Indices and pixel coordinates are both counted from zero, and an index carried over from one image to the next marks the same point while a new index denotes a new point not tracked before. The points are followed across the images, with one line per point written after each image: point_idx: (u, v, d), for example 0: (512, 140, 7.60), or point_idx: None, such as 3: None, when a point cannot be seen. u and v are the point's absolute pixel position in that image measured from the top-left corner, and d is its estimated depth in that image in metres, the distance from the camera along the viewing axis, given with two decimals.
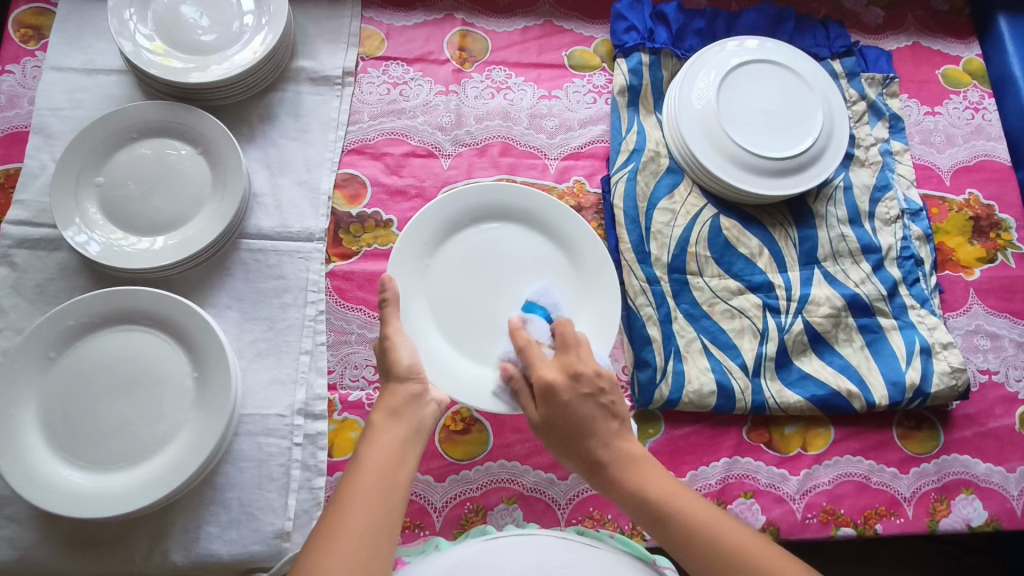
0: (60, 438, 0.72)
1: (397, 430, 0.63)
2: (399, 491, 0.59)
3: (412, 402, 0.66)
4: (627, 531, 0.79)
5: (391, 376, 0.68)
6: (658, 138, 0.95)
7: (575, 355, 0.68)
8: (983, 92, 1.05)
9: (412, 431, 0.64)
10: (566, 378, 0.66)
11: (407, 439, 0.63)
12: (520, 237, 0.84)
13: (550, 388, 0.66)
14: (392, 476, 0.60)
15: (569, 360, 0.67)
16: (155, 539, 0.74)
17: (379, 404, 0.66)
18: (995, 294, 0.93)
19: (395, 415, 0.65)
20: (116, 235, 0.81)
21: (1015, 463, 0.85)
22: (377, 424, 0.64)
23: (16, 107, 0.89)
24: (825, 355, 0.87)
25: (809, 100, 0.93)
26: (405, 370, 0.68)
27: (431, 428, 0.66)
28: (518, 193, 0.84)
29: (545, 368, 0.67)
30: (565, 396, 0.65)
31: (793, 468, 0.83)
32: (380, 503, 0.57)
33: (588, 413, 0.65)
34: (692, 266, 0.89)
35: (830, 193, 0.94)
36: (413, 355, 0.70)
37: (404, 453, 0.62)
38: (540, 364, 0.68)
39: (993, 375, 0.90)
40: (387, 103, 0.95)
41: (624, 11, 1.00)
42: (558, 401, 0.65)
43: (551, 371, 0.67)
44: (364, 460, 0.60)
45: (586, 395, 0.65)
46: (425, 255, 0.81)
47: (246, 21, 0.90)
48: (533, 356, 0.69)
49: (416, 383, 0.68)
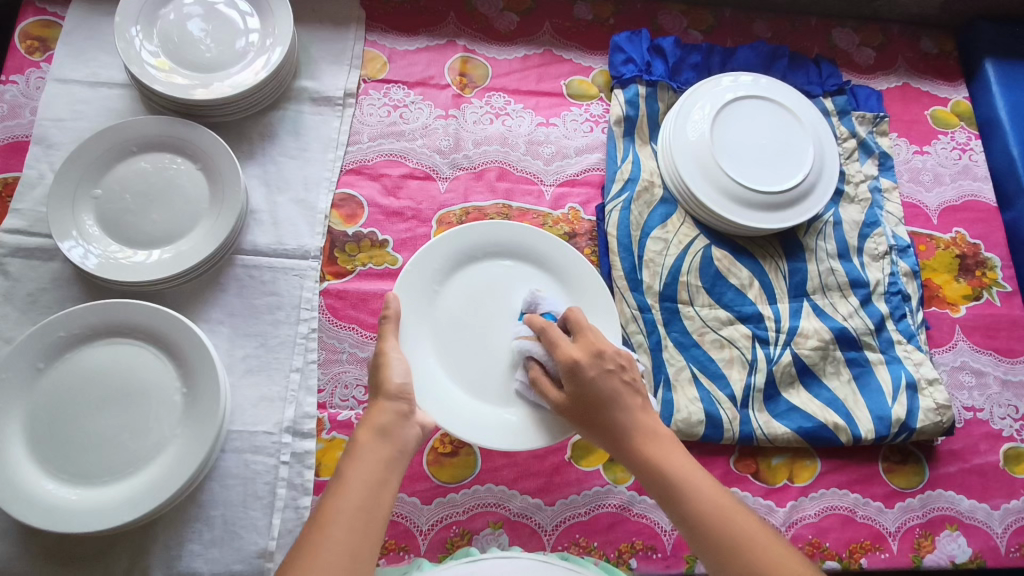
0: (44, 450, 0.71)
1: (383, 449, 0.63)
2: (381, 510, 0.59)
3: (400, 421, 0.66)
4: (613, 559, 0.78)
5: (381, 392, 0.68)
6: (653, 167, 0.96)
7: (591, 335, 0.70)
8: (970, 133, 1.08)
9: (398, 450, 0.64)
10: (590, 357, 0.68)
11: (393, 458, 0.63)
12: (531, 278, 0.85)
13: (574, 366, 0.68)
14: (377, 495, 0.60)
15: (586, 339, 0.70)
16: (136, 556, 0.73)
17: (366, 421, 0.66)
18: (980, 331, 0.95)
19: (383, 434, 0.64)
20: (113, 248, 0.81)
21: (1000, 501, 0.86)
22: (364, 442, 0.64)
23: (19, 117, 0.90)
24: (813, 388, 0.88)
25: (800, 136, 0.95)
26: (396, 389, 0.68)
27: (414, 450, 0.66)
28: (534, 235, 0.85)
29: (559, 349, 0.69)
30: (590, 372, 0.67)
31: (780, 500, 0.83)
32: (360, 524, 0.57)
33: (612, 387, 0.67)
34: (683, 295, 0.90)
35: (820, 227, 0.96)
36: (404, 375, 0.70)
37: (388, 473, 0.62)
38: (561, 345, 0.70)
39: (978, 413, 0.91)
40: (387, 125, 0.97)
41: (623, 43, 1.02)
42: (582, 377, 0.67)
43: (575, 352, 0.69)
44: (350, 474, 0.60)
45: (610, 370, 0.68)
46: (435, 280, 0.82)
47: (251, 40, 0.91)
48: (555, 337, 0.71)
49: (404, 403, 0.68)
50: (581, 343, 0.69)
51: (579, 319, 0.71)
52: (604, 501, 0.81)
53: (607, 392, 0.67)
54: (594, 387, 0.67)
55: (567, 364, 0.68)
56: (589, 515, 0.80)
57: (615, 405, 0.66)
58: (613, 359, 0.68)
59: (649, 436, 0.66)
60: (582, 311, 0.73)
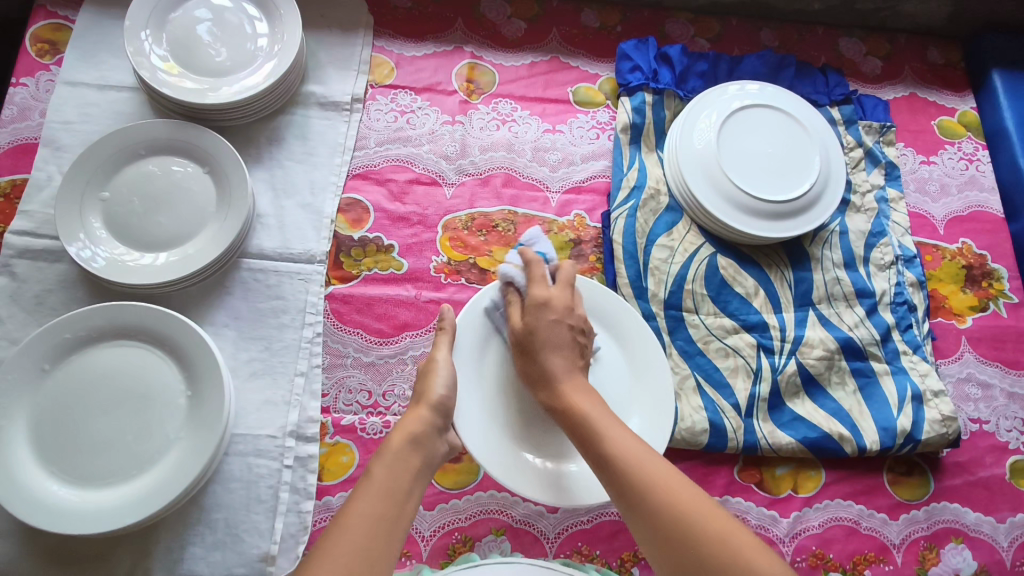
0: (49, 453, 0.71)
1: (413, 458, 0.65)
2: (403, 518, 0.60)
3: (433, 434, 0.68)
4: (615, 567, 0.78)
5: (423, 400, 0.70)
6: (659, 175, 0.96)
7: (570, 293, 0.76)
8: (977, 144, 1.08)
9: (425, 462, 0.66)
10: (563, 306, 0.74)
11: (420, 470, 0.65)
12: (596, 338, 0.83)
13: (544, 302, 0.74)
14: (401, 503, 0.61)
15: (567, 294, 0.76)
16: (138, 558, 0.73)
17: (399, 428, 0.67)
18: (986, 342, 0.94)
19: (414, 444, 0.66)
20: (119, 250, 0.82)
21: (1005, 514, 0.85)
22: (394, 449, 0.65)
23: (27, 119, 0.90)
24: (817, 398, 0.88)
25: (808, 146, 0.95)
26: (437, 400, 0.70)
27: (439, 464, 0.68)
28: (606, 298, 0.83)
29: (537, 289, 0.75)
30: (553, 316, 0.73)
31: (783, 510, 0.83)
32: (382, 526, 0.58)
33: (563, 336, 0.73)
34: (688, 303, 0.90)
35: (826, 237, 0.95)
36: (447, 388, 0.71)
37: (414, 483, 0.64)
38: (540, 283, 0.75)
39: (984, 425, 0.90)
40: (394, 130, 0.97)
41: (630, 51, 1.02)
42: (542, 317, 0.73)
43: (546, 292, 0.75)
44: (379, 477, 0.62)
45: (563, 319, 0.73)
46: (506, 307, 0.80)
47: (260, 45, 0.92)
48: (538, 272, 0.76)
49: (441, 417, 0.70)
50: (560, 292, 0.76)
51: (568, 275, 0.77)
52: (606, 509, 0.80)
53: (555, 338, 0.72)
54: (547, 329, 0.72)
55: (539, 299, 0.74)
56: (592, 523, 0.80)
57: (560, 351, 0.72)
58: (577, 320, 0.75)
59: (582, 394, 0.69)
60: (574, 269, 0.79)
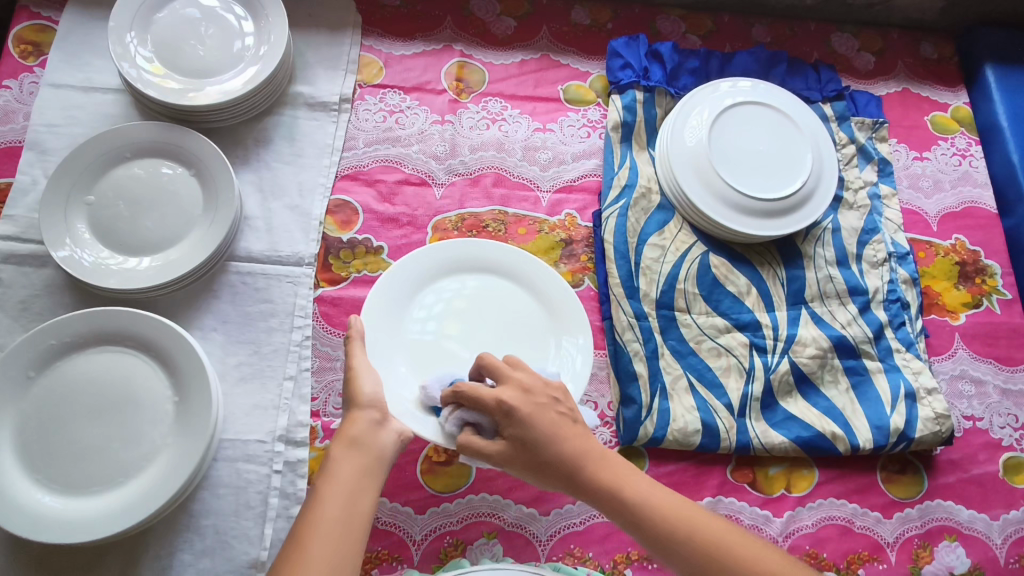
0: (35, 460, 0.71)
1: (358, 458, 0.63)
2: (359, 520, 0.59)
3: (373, 430, 0.66)
4: (608, 569, 0.78)
5: (353, 404, 0.68)
6: (650, 174, 0.96)
7: (517, 373, 0.66)
8: (971, 139, 1.07)
9: (373, 458, 0.64)
10: (521, 394, 0.64)
11: (369, 466, 0.63)
12: (508, 295, 0.84)
13: (506, 409, 0.63)
14: (353, 504, 0.60)
15: (515, 377, 0.65)
16: (126, 566, 0.72)
17: (339, 433, 0.66)
18: (980, 339, 0.94)
19: (355, 446, 0.64)
20: (105, 254, 0.81)
21: (999, 511, 0.85)
22: (337, 455, 0.63)
23: (11, 122, 0.89)
24: (811, 397, 0.87)
25: (800, 143, 0.94)
26: (368, 399, 0.68)
27: (394, 454, 0.66)
28: (498, 251, 0.84)
29: (489, 399, 0.64)
30: (525, 411, 0.63)
31: (777, 510, 0.83)
32: (339, 535, 0.57)
33: (548, 422, 0.63)
34: (681, 302, 0.89)
35: (819, 234, 0.95)
36: (375, 385, 0.69)
37: (364, 481, 0.62)
38: (484, 394, 0.64)
39: (977, 422, 0.90)
40: (383, 130, 0.96)
41: (620, 48, 1.01)
42: (519, 419, 0.62)
43: (507, 393, 0.64)
44: (329, 487, 0.60)
45: (542, 404, 0.64)
46: (410, 288, 0.82)
47: (247, 44, 0.91)
48: (478, 391, 0.65)
49: (375, 410, 0.67)
50: (508, 384, 0.65)
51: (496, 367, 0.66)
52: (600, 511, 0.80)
53: (546, 430, 0.62)
54: (530, 427, 0.62)
55: (500, 409, 0.63)
56: (584, 525, 0.79)
57: (556, 438, 0.62)
58: (549, 392, 0.65)
59: (607, 462, 0.62)
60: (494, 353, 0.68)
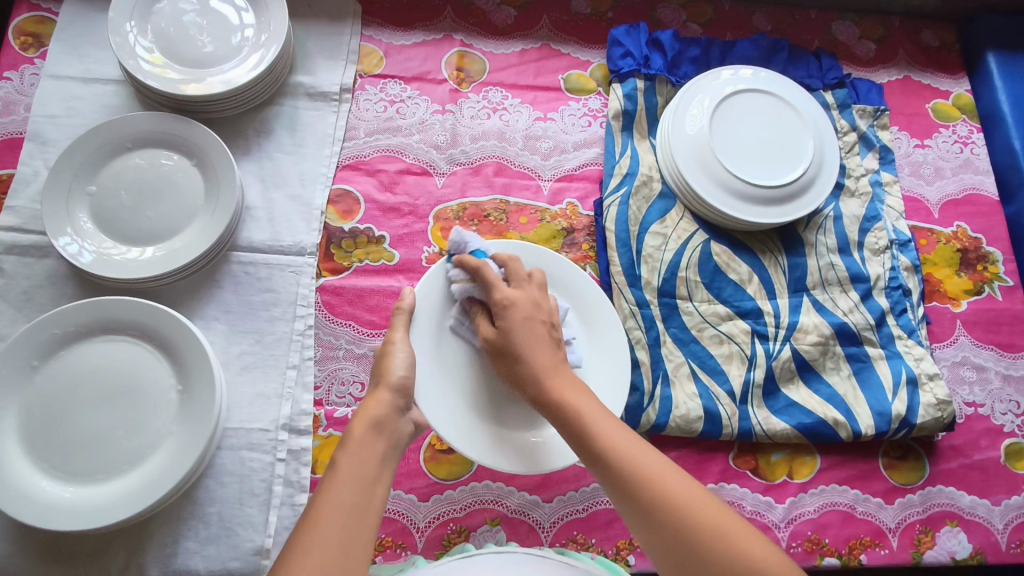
0: (39, 447, 0.71)
1: (378, 443, 0.64)
2: (374, 504, 0.59)
3: (394, 417, 0.67)
4: (611, 556, 0.78)
5: (383, 382, 0.69)
6: (652, 162, 0.95)
7: (534, 292, 0.72)
8: (972, 126, 1.07)
9: (390, 446, 0.65)
10: (528, 302, 0.71)
11: (386, 453, 0.64)
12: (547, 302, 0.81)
13: (508, 303, 0.70)
14: (370, 490, 0.60)
15: (524, 288, 0.72)
16: (131, 554, 0.73)
17: (360, 413, 0.66)
18: (981, 326, 0.94)
19: (376, 429, 0.65)
20: (107, 244, 0.81)
21: (1000, 496, 0.85)
22: (357, 435, 0.63)
23: (12, 114, 0.89)
24: (812, 384, 0.87)
25: (800, 130, 0.94)
26: (397, 382, 0.68)
27: (405, 445, 0.67)
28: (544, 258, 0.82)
29: (500, 291, 0.71)
30: (519, 314, 0.69)
31: (779, 496, 0.83)
32: (354, 519, 0.56)
33: (534, 332, 0.69)
34: (682, 290, 0.89)
35: (820, 221, 0.95)
36: (407, 368, 0.70)
37: (381, 468, 0.62)
38: (497, 286, 0.71)
39: (979, 408, 0.90)
40: (384, 120, 0.96)
41: (621, 37, 1.01)
42: (511, 317, 0.69)
43: (512, 292, 0.71)
44: (345, 468, 0.60)
45: (534, 318, 0.70)
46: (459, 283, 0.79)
47: (247, 35, 0.91)
48: (489, 277, 0.71)
49: (401, 398, 0.68)
50: (520, 290, 0.72)
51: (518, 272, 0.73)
52: (601, 498, 0.80)
53: (529, 337, 0.69)
54: (518, 330, 0.69)
55: (500, 301, 0.70)
56: (587, 512, 0.80)
57: (535, 350, 0.68)
58: (546, 313, 0.72)
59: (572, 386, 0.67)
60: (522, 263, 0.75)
